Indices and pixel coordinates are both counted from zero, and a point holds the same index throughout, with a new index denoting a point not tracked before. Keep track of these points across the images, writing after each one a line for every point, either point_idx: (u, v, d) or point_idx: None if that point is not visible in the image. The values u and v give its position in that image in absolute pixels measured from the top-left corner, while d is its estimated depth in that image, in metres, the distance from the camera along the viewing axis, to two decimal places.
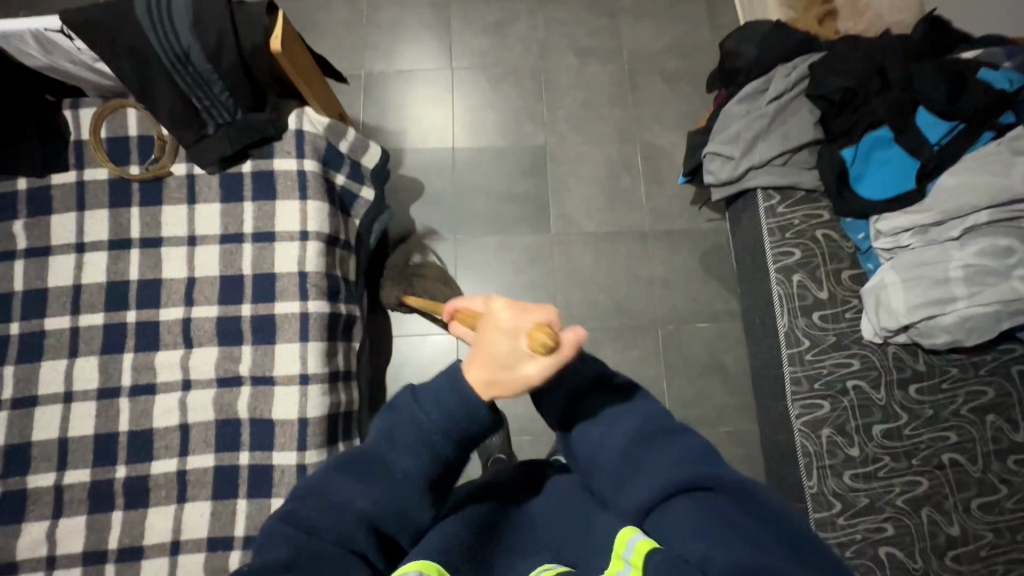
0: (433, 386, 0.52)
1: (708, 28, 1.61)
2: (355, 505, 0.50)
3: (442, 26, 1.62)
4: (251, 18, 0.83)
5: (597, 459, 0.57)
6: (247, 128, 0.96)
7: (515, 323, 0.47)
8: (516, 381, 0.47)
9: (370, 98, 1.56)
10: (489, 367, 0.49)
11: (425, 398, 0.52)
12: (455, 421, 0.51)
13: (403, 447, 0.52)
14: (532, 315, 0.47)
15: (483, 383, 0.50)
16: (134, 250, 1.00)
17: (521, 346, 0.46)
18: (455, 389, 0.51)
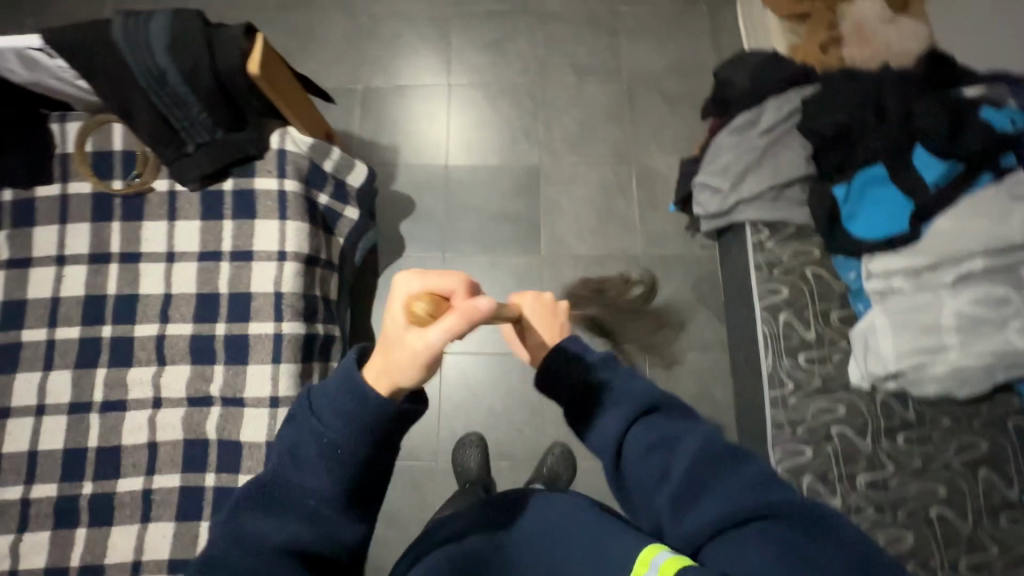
0: (328, 396, 0.52)
1: (711, 50, 1.58)
2: (272, 537, 0.50)
3: (442, 42, 1.62)
4: (228, 41, 0.82)
5: (653, 486, 0.53)
6: (228, 148, 0.96)
7: (406, 289, 0.51)
8: (410, 348, 0.49)
9: (366, 112, 1.56)
10: (383, 347, 0.51)
11: (323, 411, 0.52)
12: (359, 426, 0.51)
13: (312, 464, 0.51)
14: (425, 280, 0.51)
15: (376, 369, 0.52)
16: (112, 265, 1.01)
17: (408, 311, 0.50)
18: (351, 393, 0.51)
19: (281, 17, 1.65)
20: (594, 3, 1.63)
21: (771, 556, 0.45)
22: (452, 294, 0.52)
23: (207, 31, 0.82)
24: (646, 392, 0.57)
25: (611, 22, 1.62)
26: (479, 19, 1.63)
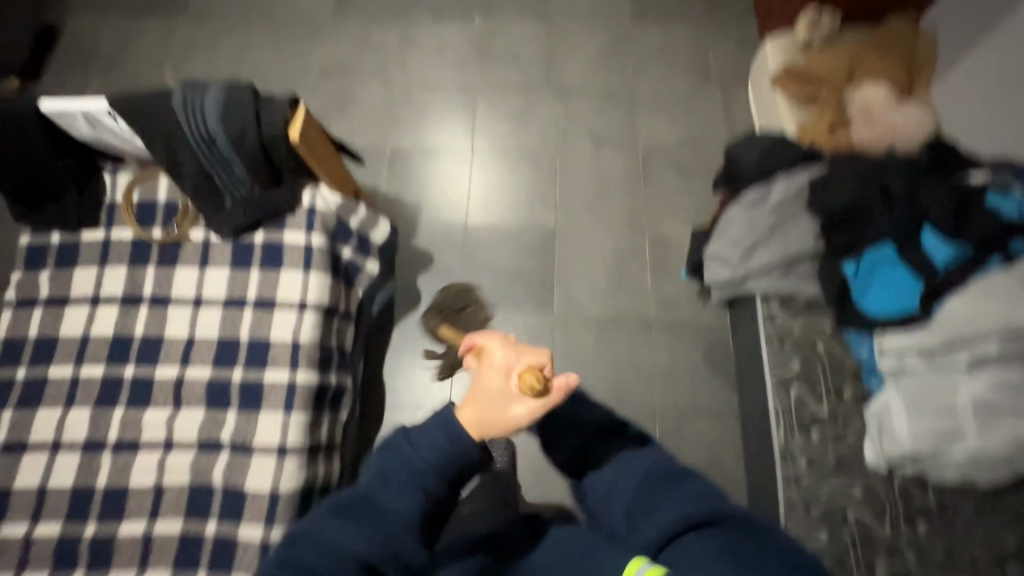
0: (424, 430, 0.61)
1: (723, 126, 1.66)
2: (351, 546, 0.57)
3: (469, 109, 1.73)
4: (274, 111, 0.90)
5: (614, 498, 0.69)
6: (264, 203, 1.02)
7: (507, 363, 0.57)
8: (507, 418, 0.57)
9: (393, 171, 1.65)
10: (479, 404, 0.58)
11: (417, 443, 0.61)
12: (445, 460, 0.60)
13: (399, 487, 0.60)
14: (523, 357, 0.57)
15: (470, 418, 0.60)
16: (143, 307, 1.05)
17: (509, 382, 0.56)
18: (445, 429, 0.60)
19: (322, 83, 1.78)
20: (612, 80, 1.74)
21: (707, 549, 0.55)
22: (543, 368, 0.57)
23: (257, 102, 0.90)
24: (610, 425, 0.78)
25: (629, 97, 1.71)
26: (504, 91, 1.75)
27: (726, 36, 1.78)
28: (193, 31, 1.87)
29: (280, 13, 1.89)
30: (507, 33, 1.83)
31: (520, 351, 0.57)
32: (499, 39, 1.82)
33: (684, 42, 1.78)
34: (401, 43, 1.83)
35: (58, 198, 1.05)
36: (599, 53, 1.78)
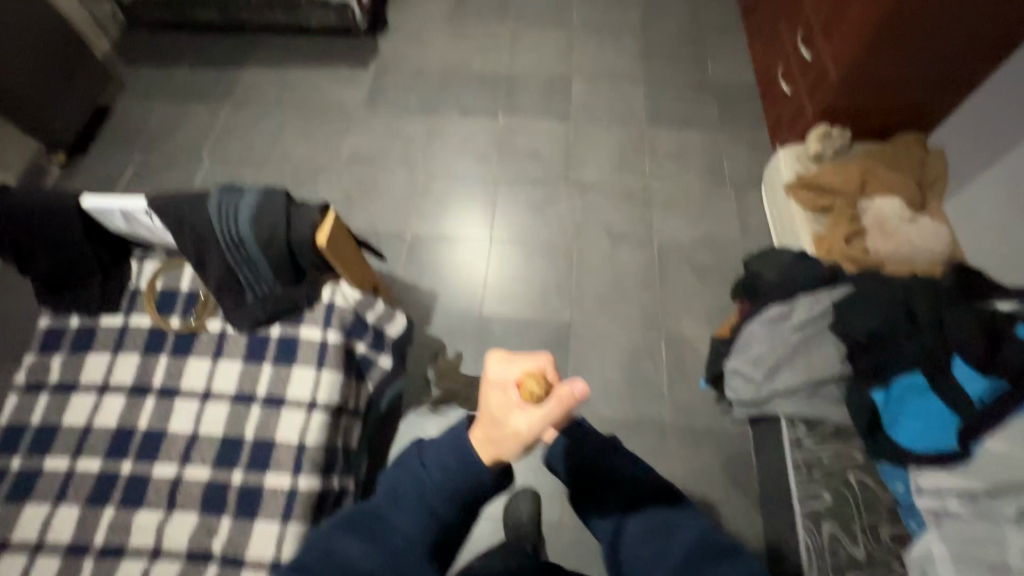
0: (435, 458, 0.70)
1: (738, 228, 1.68)
2: (361, 555, 0.69)
3: (489, 201, 1.78)
4: (304, 215, 0.92)
5: (656, 559, 0.79)
6: (284, 300, 1.02)
7: (507, 374, 0.63)
8: (513, 433, 0.63)
9: (411, 258, 1.67)
10: (491, 422, 0.65)
11: (430, 469, 0.70)
12: (450, 484, 0.69)
13: (410, 507, 0.70)
14: (520, 366, 0.63)
15: (487, 439, 0.67)
16: (150, 398, 1.03)
17: (511, 394, 0.62)
18: (457, 455, 0.69)
19: (349, 169, 1.86)
20: (629, 178, 1.79)
21: None
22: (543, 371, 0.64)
23: (288, 207, 0.92)
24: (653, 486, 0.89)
25: (645, 195, 1.76)
26: (524, 185, 1.81)
27: (738, 142, 1.86)
28: (233, 117, 1.99)
29: (316, 104, 2.01)
30: (528, 131, 1.92)
31: (515, 360, 0.63)
32: (521, 136, 1.91)
33: (698, 146, 1.85)
34: (427, 136, 1.92)
35: (82, 283, 1.07)
36: (616, 152, 1.85)
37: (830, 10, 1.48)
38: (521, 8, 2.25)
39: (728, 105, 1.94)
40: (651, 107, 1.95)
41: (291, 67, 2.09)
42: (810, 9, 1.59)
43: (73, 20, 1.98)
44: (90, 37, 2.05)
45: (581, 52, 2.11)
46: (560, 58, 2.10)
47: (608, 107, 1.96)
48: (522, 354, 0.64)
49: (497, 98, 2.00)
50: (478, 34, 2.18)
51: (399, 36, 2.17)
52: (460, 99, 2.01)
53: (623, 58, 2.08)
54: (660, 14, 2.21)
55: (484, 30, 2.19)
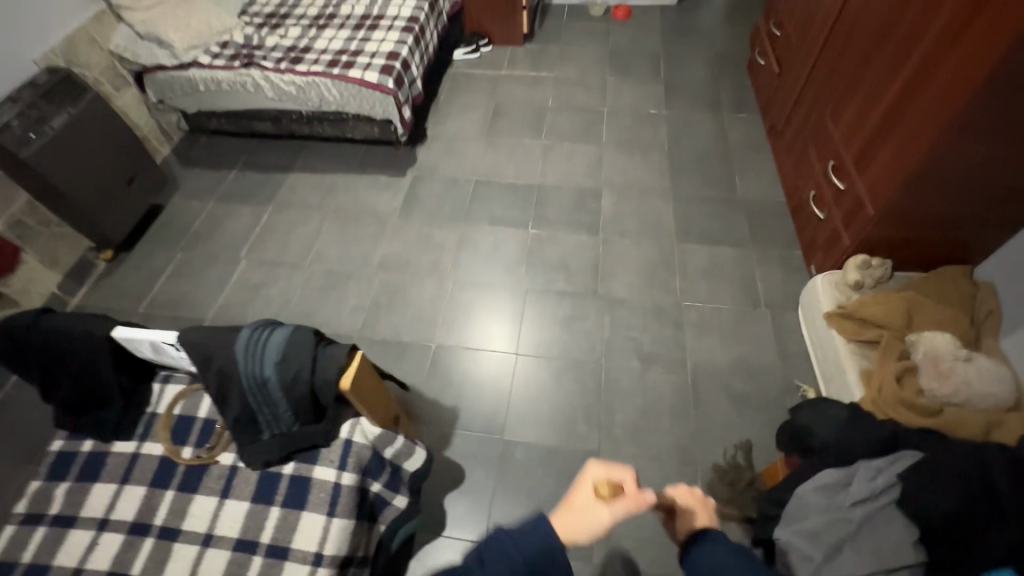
0: (524, 528, 0.69)
1: (777, 353, 1.60)
2: None
3: (516, 313, 1.76)
4: (331, 357, 0.89)
5: None
6: (300, 438, 0.97)
7: (592, 474, 0.76)
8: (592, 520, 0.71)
9: (434, 371, 1.62)
10: (567, 510, 0.74)
11: (518, 537, 0.68)
12: (536, 559, 0.67)
13: (496, 574, 0.64)
14: (608, 470, 0.76)
15: (562, 522, 0.72)
16: (149, 539, 0.96)
17: (589, 489, 0.75)
18: (542, 533, 0.68)
19: (379, 275, 1.87)
20: (660, 295, 1.76)
21: None
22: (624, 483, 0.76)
23: (316, 348, 0.90)
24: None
25: (676, 314, 1.71)
26: (552, 298, 1.79)
27: (771, 261, 1.82)
28: (274, 220, 2.06)
29: (353, 209, 2.08)
30: (558, 243, 1.93)
31: (605, 465, 0.77)
32: (550, 248, 1.92)
33: (730, 264, 1.83)
34: (457, 244, 1.95)
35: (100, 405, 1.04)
36: (645, 268, 1.83)
37: (863, 144, 1.49)
38: (552, 123, 2.37)
39: (757, 222, 1.94)
40: (680, 223, 1.96)
41: (333, 174, 2.20)
42: (841, 140, 1.61)
43: (140, 128, 2.14)
44: (154, 143, 2.20)
45: (610, 167, 2.17)
46: (589, 172, 2.16)
47: (637, 221, 1.98)
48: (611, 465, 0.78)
49: (527, 209, 2.05)
50: (510, 147, 2.28)
51: (436, 147, 2.29)
52: (491, 209, 2.06)
53: (652, 174, 2.13)
54: (686, 132, 2.29)
55: (516, 144, 2.29)
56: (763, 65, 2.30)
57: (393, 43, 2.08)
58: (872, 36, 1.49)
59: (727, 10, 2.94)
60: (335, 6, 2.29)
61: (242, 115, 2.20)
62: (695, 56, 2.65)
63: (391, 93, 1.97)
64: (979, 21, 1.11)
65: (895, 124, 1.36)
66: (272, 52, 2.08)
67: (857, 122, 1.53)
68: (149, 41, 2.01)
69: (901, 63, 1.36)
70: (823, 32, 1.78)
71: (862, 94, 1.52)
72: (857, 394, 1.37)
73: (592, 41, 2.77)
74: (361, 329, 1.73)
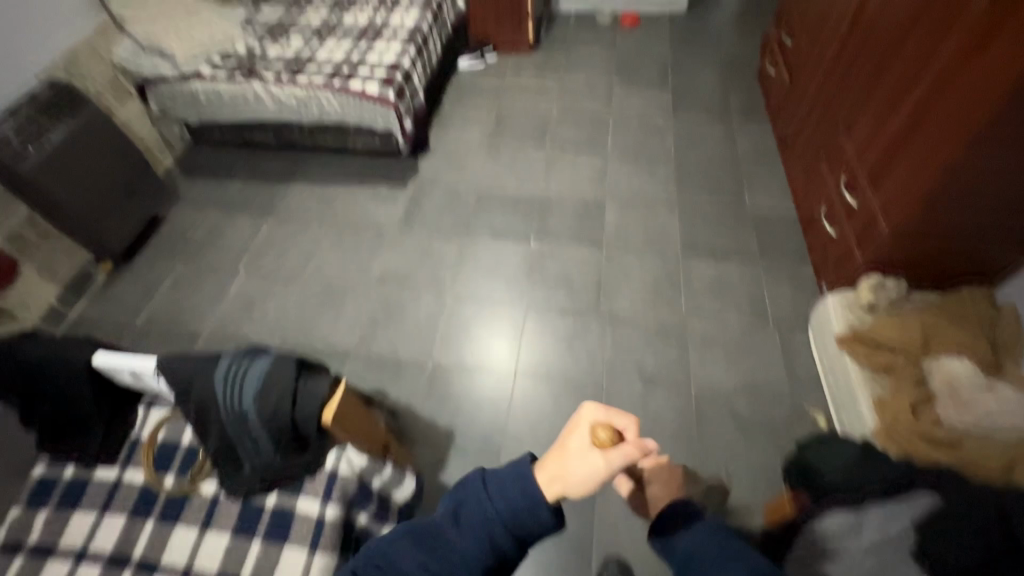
0: (504, 479, 0.65)
1: (785, 376, 1.54)
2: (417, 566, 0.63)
3: (516, 331, 1.71)
4: (312, 391, 0.86)
5: None
6: (282, 470, 0.94)
7: (589, 417, 0.70)
8: (575, 474, 0.64)
9: (431, 390, 1.59)
10: (555, 458, 0.68)
11: (496, 493, 0.65)
12: (516, 514, 0.63)
13: (473, 529, 0.63)
14: (605, 416, 0.71)
15: (546, 471, 0.66)
16: (126, 572, 0.93)
17: (587, 433, 0.68)
18: (520, 486, 0.64)
19: (377, 289, 1.84)
20: (664, 313, 1.70)
21: None
22: (623, 431, 0.72)
23: (297, 380, 0.86)
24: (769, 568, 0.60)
25: (681, 333, 1.65)
26: (553, 315, 1.74)
27: (780, 278, 1.76)
28: (273, 232, 2.05)
29: (353, 221, 2.06)
30: (560, 257, 1.89)
31: (600, 411, 0.70)
32: (552, 262, 1.88)
33: (737, 281, 1.77)
34: (457, 258, 1.91)
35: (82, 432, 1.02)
36: (649, 284, 1.78)
37: (876, 159, 1.43)
38: (556, 133, 2.33)
39: (766, 237, 1.88)
40: (686, 237, 1.91)
41: (334, 185, 2.19)
42: (853, 154, 1.55)
43: (142, 139, 2.13)
44: (157, 154, 2.20)
45: (615, 178, 2.13)
46: (593, 183, 2.12)
47: (642, 235, 1.93)
48: (606, 412, 0.71)
49: (529, 222, 2.01)
50: (513, 158, 2.24)
51: (438, 158, 2.26)
52: (492, 221, 2.02)
53: (658, 187, 2.08)
54: (694, 143, 2.23)
55: (520, 155, 2.26)
56: (774, 74, 2.24)
57: (395, 53, 2.06)
58: (885, 46, 1.44)
59: (737, 16, 2.88)
60: (338, 16, 2.27)
61: (244, 126, 2.19)
62: (704, 64, 2.59)
63: (392, 106, 1.96)
64: (1004, 34, 1.05)
65: (910, 139, 1.30)
66: (274, 62, 2.06)
67: (870, 136, 1.47)
68: (152, 53, 2.00)
69: (916, 75, 1.30)
70: (835, 41, 1.72)
71: (874, 107, 1.46)
72: (870, 424, 1.30)
73: (598, 49, 2.73)
74: (358, 345, 1.70)
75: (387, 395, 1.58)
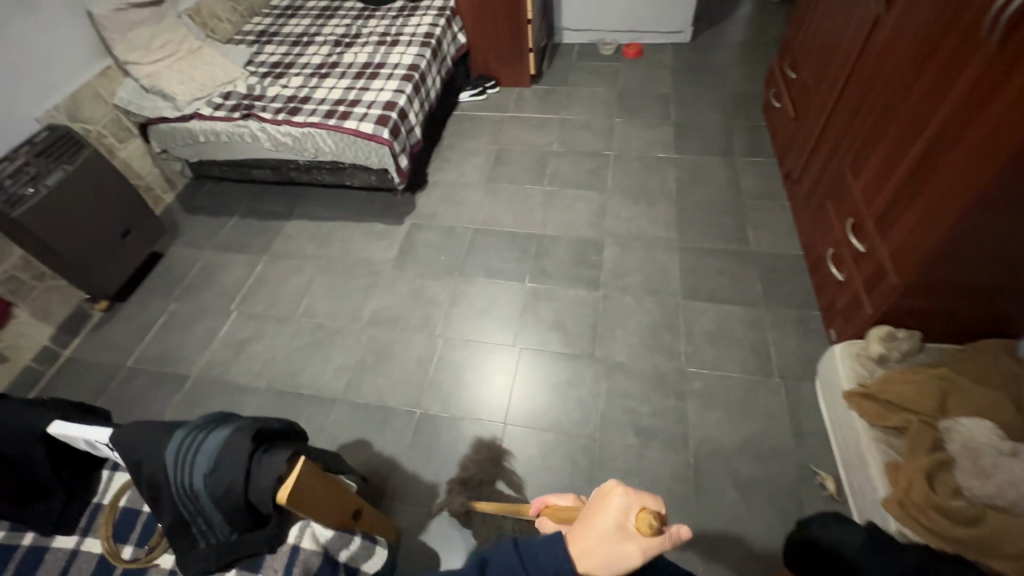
0: (542, 546, 0.69)
1: (789, 432, 1.45)
2: None
3: (507, 377, 1.65)
4: (267, 468, 0.81)
5: None
6: (239, 547, 0.88)
7: (623, 501, 0.67)
8: (608, 553, 0.65)
9: (417, 441, 1.53)
10: (589, 532, 0.68)
11: (535, 556, 0.69)
12: None
13: None
14: (639, 498, 0.68)
15: (580, 545, 0.67)
16: None
17: (621, 519, 0.66)
18: (557, 555, 0.68)
19: (368, 331, 1.81)
20: (661, 360, 1.63)
21: None
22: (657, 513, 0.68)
23: (251, 457, 0.82)
24: None
25: (678, 382, 1.57)
26: (546, 361, 1.67)
27: (785, 323, 1.68)
28: (268, 270, 2.04)
29: (347, 260, 2.04)
30: (554, 299, 1.83)
31: (633, 496, 0.68)
32: (546, 304, 1.82)
33: (738, 326, 1.69)
34: (450, 299, 1.87)
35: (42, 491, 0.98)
36: (646, 328, 1.72)
37: (884, 206, 1.36)
38: (555, 169, 2.29)
39: (770, 279, 1.80)
40: (686, 278, 1.84)
41: (329, 222, 2.17)
42: (860, 198, 1.47)
43: (143, 177, 2.15)
44: (157, 191, 2.22)
45: (614, 215, 2.08)
46: (591, 221, 2.07)
47: (640, 276, 1.87)
48: (641, 495, 0.69)
49: (525, 261, 1.97)
50: (511, 194, 2.21)
51: (435, 195, 2.24)
52: (486, 260, 1.98)
53: (657, 225, 2.03)
54: (696, 178, 2.18)
55: (518, 191, 2.23)
56: (778, 108, 2.18)
57: (391, 91, 2.06)
58: (892, 90, 1.37)
59: (742, 48, 2.84)
60: (338, 55, 2.29)
61: (243, 164, 2.20)
62: (707, 97, 2.55)
63: (386, 143, 1.93)
64: (1009, 87, 0.98)
65: (919, 187, 1.23)
66: (272, 102, 2.08)
67: (878, 180, 1.40)
68: (154, 94, 2.03)
69: (924, 122, 1.23)
70: (840, 80, 1.66)
71: (880, 151, 1.40)
72: (882, 492, 1.20)
73: (600, 82, 2.71)
74: (345, 391, 1.66)
75: (372, 445, 1.53)
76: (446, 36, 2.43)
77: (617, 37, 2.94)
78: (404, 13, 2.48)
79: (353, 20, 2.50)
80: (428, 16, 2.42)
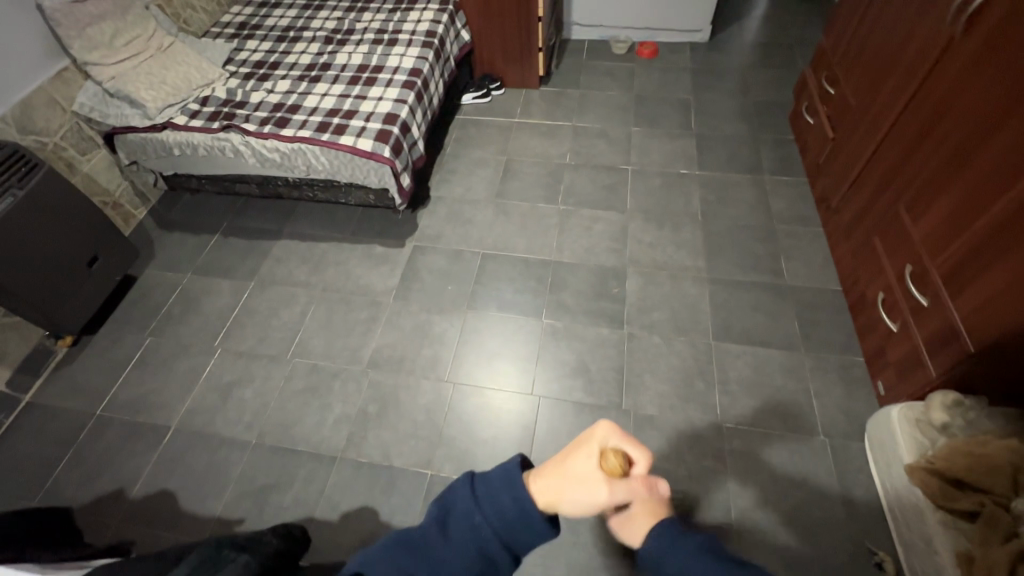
0: (490, 484, 0.62)
1: (840, 502, 1.34)
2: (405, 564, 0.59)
3: (527, 429, 1.50)
4: None
5: None
6: None
7: (603, 437, 0.62)
8: (582, 494, 0.59)
9: (429, 507, 1.38)
10: (555, 468, 0.62)
11: (483, 500, 0.61)
12: (509, 525, 0.60)
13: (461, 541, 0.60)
14: (620, 441, 0.62)
15: (544, 483, 0.61)
16: None
17: (593, 456, 0.61)
18: (509, 494, 0.61)
19: (370, 375, 1.63)
20: (695, 414, 1.50)
21: None
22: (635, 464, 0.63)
23: None
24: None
25: (715, 441, 1.44)
26: (569, 412, 1.52)
27: (829, 373, 1.55)
28: (255, 300, 1.84)
29: (345, 288, 1.85)
30: (574, 339, 1.67)
31: (620, 437, 0.62)
32: (566, 345, 1.66)
33: (777, 375, 1.56)
34: (460, 337, 1.70)
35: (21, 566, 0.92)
36: (678, 375, 1.58)
37: (953, 262, 1.21)
38: (570, 184, 2.11)
39: (810, 319, 1.67)
40: (718, 316, 1.69)
41: (324, 243, 1.97)
42: (920, 246, 1.33)
43: (110, 194, 1.92)
44: (127, 209, 1.99)
45: (636, 240, 1.91)
46: (612, 247, 1.90)
47: (668, 312, 1.72)
48: (627, 440, 0.63)
49: (541, 292, 1.80)
50: (523, 213, 2.03)
51: (440, 213, 2.05)
52: (498, 290, 1.81)
53: (683, 252, 1.87)
54: (723, 199, 2.02)
55: (530, 208, 2.04)
56: (811, 123, 2.02)
57: (391, 101, 1.84)
58: (964, 134, 1.21)
59: (763, 49, 2.66)
60: (329, 55, 2.06)
61: (225, 179, 1.98)
62: (730, 105, 2.38)
63: (388, 162, 1.72)
64: None
65: (1002, 252, 1.08)
66: (255, 111, 1.85)
67: (944, 231, 1.25)
68: (120, 99, 1.79)
69: (1007, 179, 1.08)
70: (895, 107, 1.49)
71: (948, 198, 1.24)
72: None
73: (614, 85, 2.51)
74: (346, 447, 1.49)
75: (379, 514, 1.38)
76: (449, 33, 2.20)
77: (630, 34, 2.73)
78: (402, 6, 2.24)
79: (345, 13, 2.25)
80: (429, 10, 2.18)
